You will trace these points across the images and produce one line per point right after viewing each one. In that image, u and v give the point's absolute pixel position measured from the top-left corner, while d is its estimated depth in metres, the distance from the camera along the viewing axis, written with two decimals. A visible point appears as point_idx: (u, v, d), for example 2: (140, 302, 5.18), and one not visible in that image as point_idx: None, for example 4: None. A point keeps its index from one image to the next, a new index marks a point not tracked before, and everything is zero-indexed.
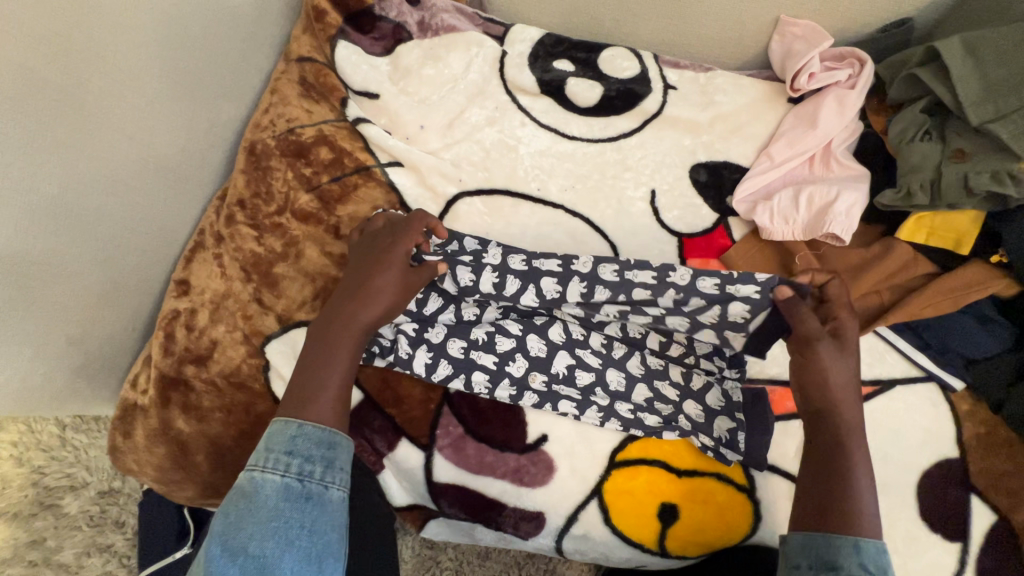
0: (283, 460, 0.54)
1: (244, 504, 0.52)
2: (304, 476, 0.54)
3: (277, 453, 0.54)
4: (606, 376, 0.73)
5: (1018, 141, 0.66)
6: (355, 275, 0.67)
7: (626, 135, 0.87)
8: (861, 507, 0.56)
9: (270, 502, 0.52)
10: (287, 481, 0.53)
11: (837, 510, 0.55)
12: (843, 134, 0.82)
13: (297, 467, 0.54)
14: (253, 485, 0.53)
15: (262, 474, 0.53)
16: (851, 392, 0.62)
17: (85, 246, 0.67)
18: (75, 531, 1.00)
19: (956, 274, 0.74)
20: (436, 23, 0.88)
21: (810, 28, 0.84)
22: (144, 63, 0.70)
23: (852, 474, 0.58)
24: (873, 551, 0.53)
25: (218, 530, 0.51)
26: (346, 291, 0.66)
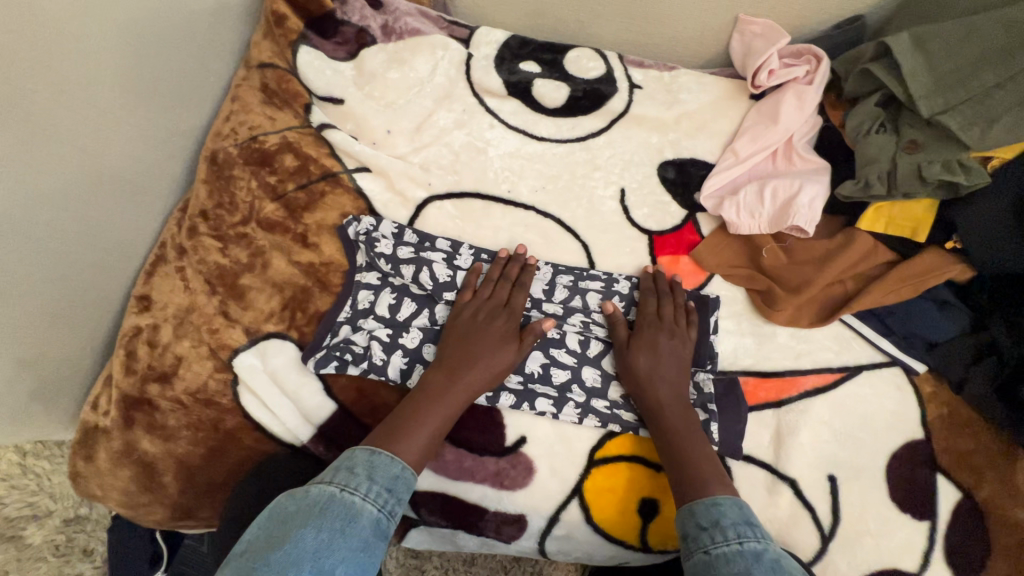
0: (383, 494, 0.55)
1: (341, 524, 0.51)
2: (389, 515, 0.55)
3: (379, 486, 0.55)
4: (582, 373, 0.73)
5: (966, 131, 0.68)
6: (468, 340, 0.68)
7: (594, 135, 0.87)
8: (693, 472, 0.62)
9: (362, 531, 0.52)
10: (380, 516, 0.54)
11: (676, 478, 0.63)
12: (803, 129, 0.84)
13: (390, 506, 0.55)
14: (352, 508, 0.53)
15: (363, 500, 0.54)
16: (664, 377, 0.69)
17: (35, 263, 0.64)
18: (39, 562, 0.96)
19: (914, 261, 0.76)
20: (400, 27, 0.87)
21: (768, 27, 0.86)
22: (92, 71, 0.67)
23: (678, 446, 0.65)
24: (702, 508, 0.58)
25: (308, 546, 0.49)
26: (479, 353, 0.67)
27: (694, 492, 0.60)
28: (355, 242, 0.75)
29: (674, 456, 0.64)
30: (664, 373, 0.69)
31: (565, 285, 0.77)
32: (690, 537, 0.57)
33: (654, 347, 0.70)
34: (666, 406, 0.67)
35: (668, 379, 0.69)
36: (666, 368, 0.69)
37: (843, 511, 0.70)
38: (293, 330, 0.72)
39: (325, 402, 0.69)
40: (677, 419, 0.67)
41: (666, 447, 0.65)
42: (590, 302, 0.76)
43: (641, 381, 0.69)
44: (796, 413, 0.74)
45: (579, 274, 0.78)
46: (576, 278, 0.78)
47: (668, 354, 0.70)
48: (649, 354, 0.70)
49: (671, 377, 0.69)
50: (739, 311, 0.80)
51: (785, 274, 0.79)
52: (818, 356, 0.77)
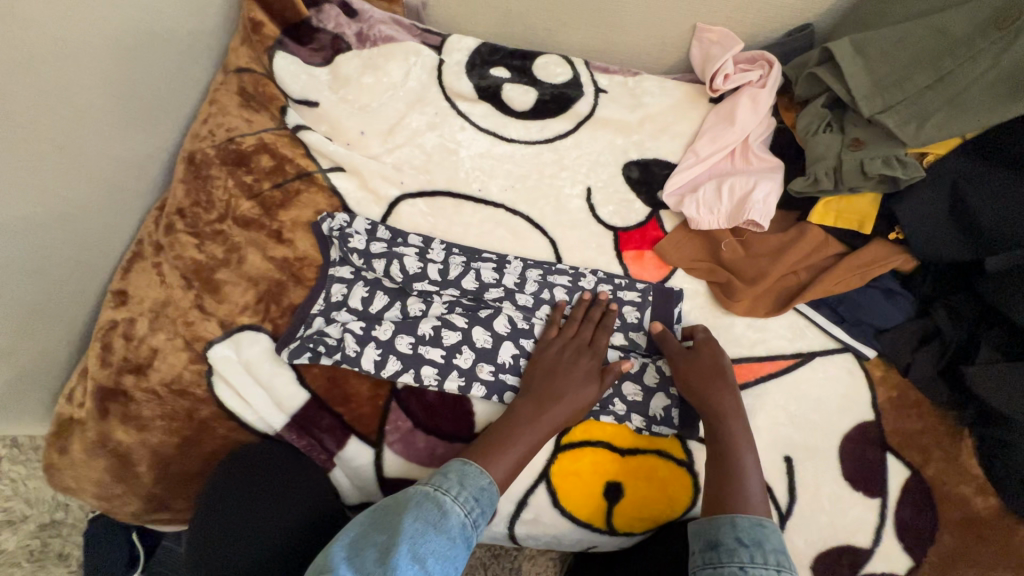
0: (470, 500, 0.57)
1: (434, 520, 0.53)
2: (475, 525, 0.56)
3: (468, 493, 0.57)
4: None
5: (903, 129, 0.73)
6: (560, 371, 0.71)
7: (561, 137, 0.91)
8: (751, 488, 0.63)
9: (451, 532, 0.53)
10: (467, 522, 0.55)
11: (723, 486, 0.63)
12: (758, 130, 0.88)
13: (476, 515, 0.56)
14: (442, 505, 0.55)
15: (451, 500, 0.56)
16: (728, 395, 0.71)
17: (14, 257, 0.66)
18: (14, 568, 0.95)
19: (861, 252, 0.80)
20: (374, 34, 0.91)
21: (724, 35, 0.91)
22: (72, 72, 0.69)
23: (736, 462, 0.65)
24: (747, 525, 0.58)
25: (406, 531, 0.52)
26: (567, 385, 0.70)
27: (737, 504, 0.61)
28: (328, 238, 0.78)
29: (726, 469, 0.65)
30: (731, 393, 0.71)
31: (535, 277, 0.80)
32: (727, 547, 0.56)
33: (720, 365, 0.73)
34: (727, 424, 0.69)
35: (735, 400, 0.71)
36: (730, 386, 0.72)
37: (798, 491, 0.73)
38: (267, 323, 0.74)
39: (298, 392, 0.71)
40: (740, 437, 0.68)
41: (725, 461, 0.65)
42: (555, 291, 0.79)
43: (713, 393, 0.71)
44: (753, 398, 0.77)
45: (550, 268, 0.82)
46: (544, 271, 0.81)
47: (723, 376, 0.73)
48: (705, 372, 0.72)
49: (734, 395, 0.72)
50: (700, 303, 0.84)
51: (743, 266, 0.83)
52: (775, 343, 0.81)
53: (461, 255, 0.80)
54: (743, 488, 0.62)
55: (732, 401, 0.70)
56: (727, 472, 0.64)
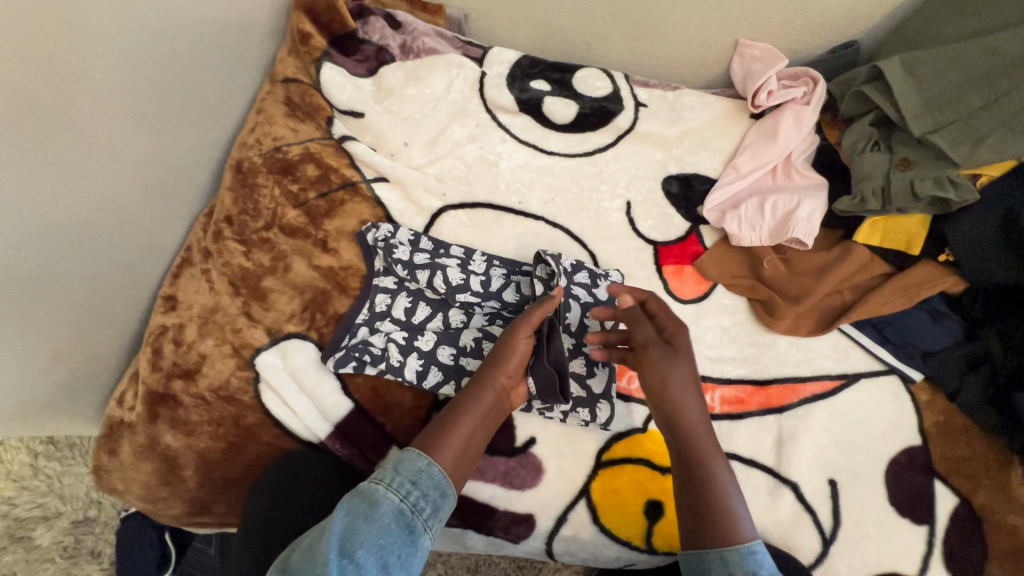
0: (405, 486, 0.54)
1: (364, 512, 0.51)
2: (416, 509, 0.53)
3: (403, 478, 0.55)
4: (589, 378, 0.75)
5: (954, 149, 0.72)
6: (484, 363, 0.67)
7: (601, 150, 0.91)
8: (727, 509, 0.57)
9: (383, 519, 0.51)
10: (403, 507, 0.52)
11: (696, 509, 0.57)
12: (802, 146, 0.88)
13: (415, 498, 0.53)
14: (374, 496, 0.52)
15: (384, 490, 0.53)
16: (692, 394, 0.63)
17: (72, 261, 0.68)
18: (47, 564, 0.97)
19: (907, 273, 0.79)
20: (418, 46, 0.92)
21: (767, 51, 0.91)
22: (130, 82, 0.71)
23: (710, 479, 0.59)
24: (739, 557, 0.53)
25: (334, 529, 0.49)
26: (486, 376, 0.65)
27: (720, 535, 0.55)
28: (373, 248, 0.78)
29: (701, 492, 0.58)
30: (693, 391, 0.63)
31: (582, 283, 0.79)
32: None
33: (690, 358, 0.64)
34: (696, 430, 0.61)
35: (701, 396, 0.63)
36: (698, 387, 0.63)
37: (842, 515, 0.72)
38: (312, 331, 0.75)
39: (341, 401, 0.72)
40: (709, 445, 0.61)
41: (691, 478, 0.59)
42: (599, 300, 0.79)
43: (677, 393, 0.62)
44: (796, 419, 0.77)
45: (598, 276, 0.81)
46: (591, 277, 0.80)
47: (689, 369, 0.64)
48: (665, 369, 0.63)
49: (698, 393, 0.63)
50: (742, 319, 0.83)
51: (786, 284, 0.83)
52: (818, 363, 0.80)
53: (501, 266, 0.80)
54: (716, 514, 0.56)
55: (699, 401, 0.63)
56: (692, 491, 0.58)
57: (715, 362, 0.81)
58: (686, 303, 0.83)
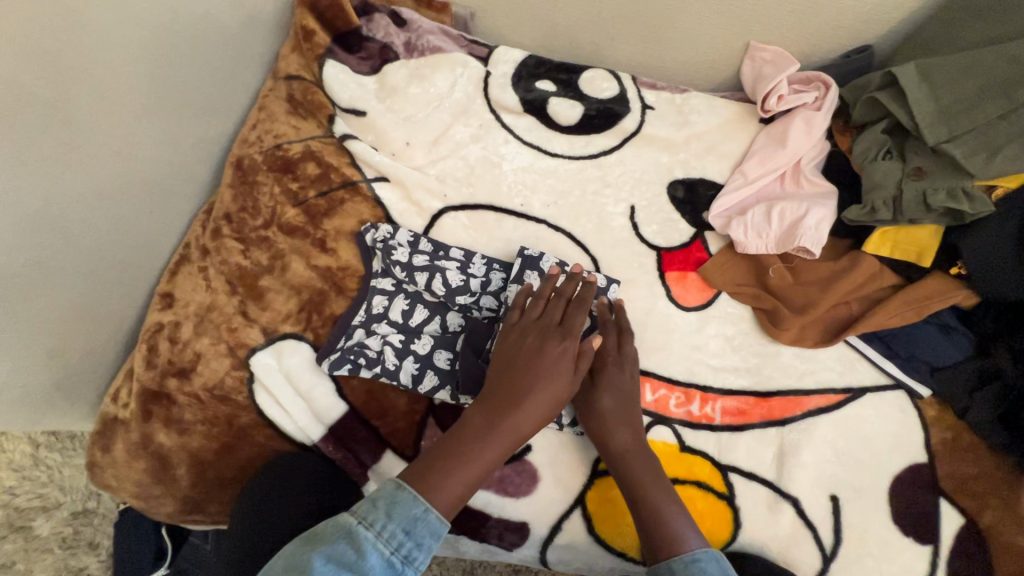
0: (397, 537, 0.52)
1: (349, 560, 0.49)
2: (406, 562, 0.51)
3: (396, 527, 0.52)
4: None
5: (971, 159, 0.70)
6: (525, 382, 0.61)
7: (606, 153, 0.90)
8: (670, 525, 0.61)
9: (370, 573, 0.49)
10: (391, 560, 0.51)
11: (648, 525, 0.61)
12: (812, 153, 0.86)
13: (407, 551, 0.51)
14: (362, 543, 0.51)
15: (374, 538, 0.51)
16: (620, 417, 0.68)
17: (70, 257, 0.68)
18: (46, 554, 0.97)
19: (917, 286, 0.77)
20: (422, 44, 0.91)
21: (778, 54, 0.89)
22: (131, 78, 0.71)
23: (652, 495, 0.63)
24: (683, 567, 0.57)
25: (315, 574, 0.48)
26: (527, 402, 0.60)
27: (669, 548, 0.59)
28: (371, 249, 0.78)
29: (648, 511, 0.62)
30: (622, 420, 0.68)
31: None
32: None
33: (614, 392, 0.69)
34: (626, 457, 0.66)
35: (628, 423, 0.68)
36: (629, 413, 0.68)
37: (843, 532, 0.70)
38: (309, 332, 0.74)
39: (336, 403, 0.72)
40: (642, 469, 0.65)
41: (632, 498, 0.64)
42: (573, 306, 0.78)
43: (603, 424, 0.67)
44: (798, 432, 0.75)
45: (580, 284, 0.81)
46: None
47: (615, 402, 0.68)
48: (588, 405, 0.69)
49: (626, 421, 0.68)
50: (745, 329, 0.82)
51: (792, 294, 0.81)
52: (823, 376, 0.78)
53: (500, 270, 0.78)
54: (663, 531, 0.60)
55: (631, 422, 0.68)
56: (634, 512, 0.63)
57: (717, 371, 0.79)
58: (689, 311, 0.82)
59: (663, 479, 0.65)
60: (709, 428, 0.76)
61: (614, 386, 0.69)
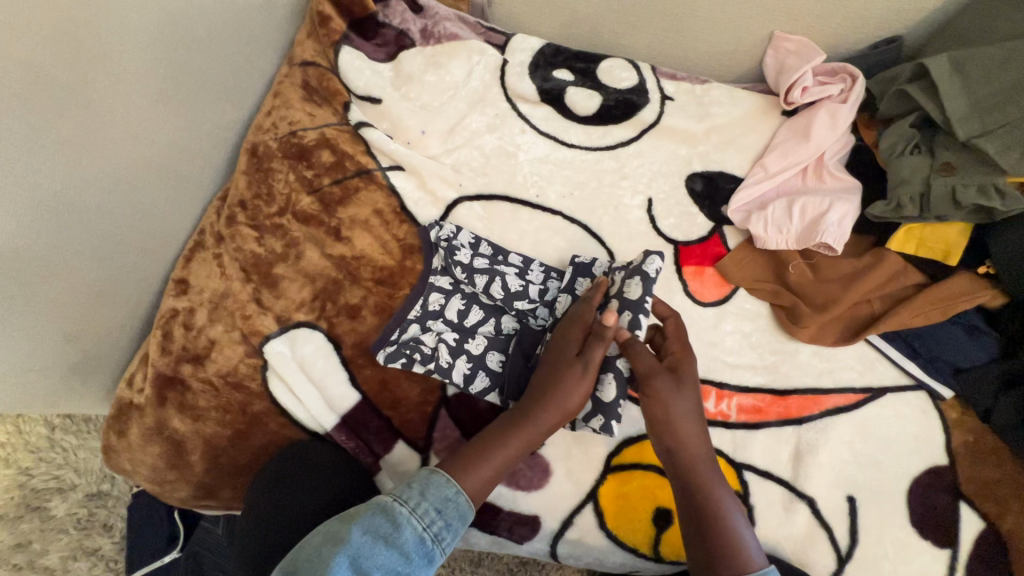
0: (431, 513, 0.54)
1: (384, 532, 0.51)
2: (436, 541, 0.53)
3: (430, 505, 0.55)
4: None
5: (1004, 155, 0.67)
6: (542, 390, 0.63)
7: (623, 144, 0.88)
8: (735, 532, 0.59)
9: (404, 546, 0.51)
10: (425, 537, 0.53)
11: (711, 536, 0.59)
12: (835, 147, 0.83)
13: (437, 529, 0.54)
14: (398, 518, 0.52)
15: (409, 514, 0.53)
16: (694, 420, 0.64)
17: (86, 242, 0.68)
18: (62, 534, 0.99)
19: (942, 285, 0.76)
20: (439, 31, 0.89)
21: (803, 44, 0.86)
22: (147, 62, 0.71)
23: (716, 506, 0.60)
24: None
25: (352, 543, 0.49)
26: (536, 411, 0.62)
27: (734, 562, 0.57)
28: (435, 245, 0.77)
29: (712, 522, 0.60)
30: (697, 424, 0.64)
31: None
32: None
33: (691, 394, 0.64)
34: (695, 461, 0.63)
35: (700, 426, 0.64)
36: (699, 417, 0.64)
37: (860, 533, 0.69)
38: (322, 321, 0.74)
39: (348, 392, 0.72)
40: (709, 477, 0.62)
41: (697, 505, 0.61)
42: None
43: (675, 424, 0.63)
44: (815, 431, 0.74)
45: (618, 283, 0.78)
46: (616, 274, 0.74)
47: (694, 405, 0.64)
48: (673, 401, 0.63)
49: (701, 423, 0.64)
50: (763, 326, 0.80)
51: (812, 291, 0.79)
52: (842, 375, 0.77)
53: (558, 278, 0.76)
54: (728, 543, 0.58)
55: (700, 426, 0.64)
56: (696, 514, 0.60)
57: (734, 368, 0.78)
58: (706, 306, 0.81)
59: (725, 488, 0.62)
60: (724, 425, 0.75)
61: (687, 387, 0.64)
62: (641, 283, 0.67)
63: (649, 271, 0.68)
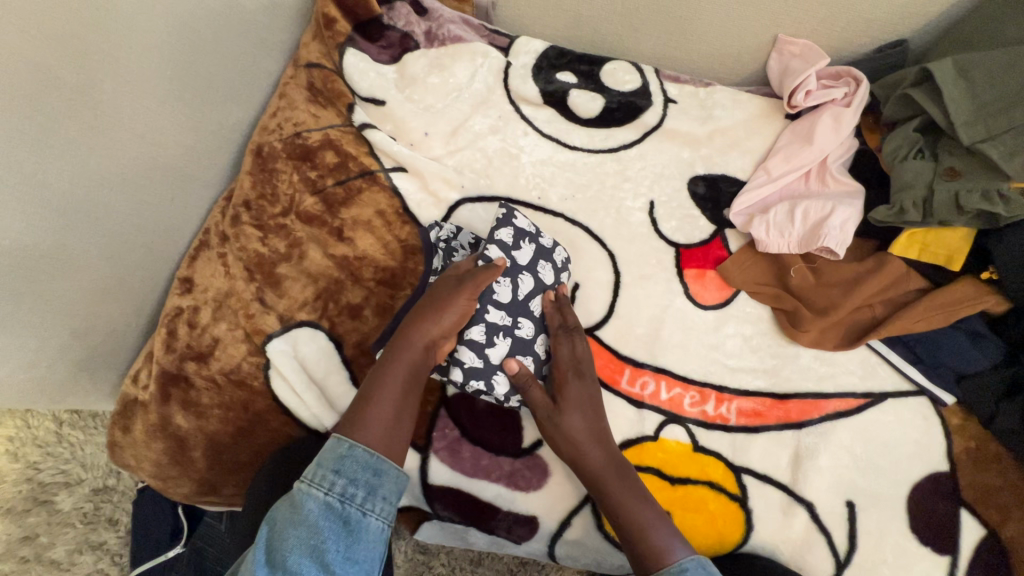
0: (329, 478, 0.56)
1: (289, 517, 0.54)
2: (345, 499, 0.55)
3: (325, 470, 0.56)
4: (489, 347, 0.69)
5: (1009, 160, 0.67)
6: (412, 317, 0.67)
7: (625, 147, 0.88)
8: (650, 532, 0.60)
9: (309, 519, 0.53)
10: (330, 501, 0.54)
11: (632, 544, 0.60)
12: (838, 150, 0.83)
13: (340, 488, 0.55)
14: (300, 498, 0.55)
15: (308, 489, 0.55)
16: (589, 435, 0.66)
17: (93, 242, 0.69)
18: (68, 528, 1.00)
19: (944, 291, 0.75)
20: (443, 33, 0.90)
21: (807, 48, 0.86)
22: (154, 64, 0.72)
23: (631, 512, 0.62)
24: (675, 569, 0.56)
25: (264, 540, 0.53)
26: (410, 343, 0.65)
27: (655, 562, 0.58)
28: (433, 246, 0.77)
29: (630, 530, 0.61)
30: (595, 435, 0.66)
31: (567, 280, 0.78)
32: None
33: (581, 409, 0.68)
34: (602, 472, 0.64)
35: (600, 439, 0.66)
36: (592, 430, 0.67)
37: (859, 539, 0.69)
38: (325, 320, 0.74)
39: (350, 391, 0.72)
40: (619, 486, 0.64)
41: (614, 520, 0.62)
42: (544, 279, 0.74)
43: (575, 445, 0.66)
44: (815, 435, 0.74)
45: (539, 244, 0.75)
46: (517, 236, 0.73)
47: (585, 421, 0.67)
48: (562, 429, 0.66)
49: (598, 436, 0.66)
50: (764, 329, 0.80)
51: (814, 295, 0.79)
52: (843, 379, 0.77)
53: (549, 263, 0.76)
54: (646, 547, 0.59)
55: (597, 439, 0.66)
56: (618, 530, 0.62)
57: (734, 371, 0.78)
58: (706, 309, 0.81)
59: (639, 492, 0.63)
60: (724, 428, 0.75)
61: (574, 405, 0.68)
62: (493, 247, 0.71)
63: (497, 238, 0.72)
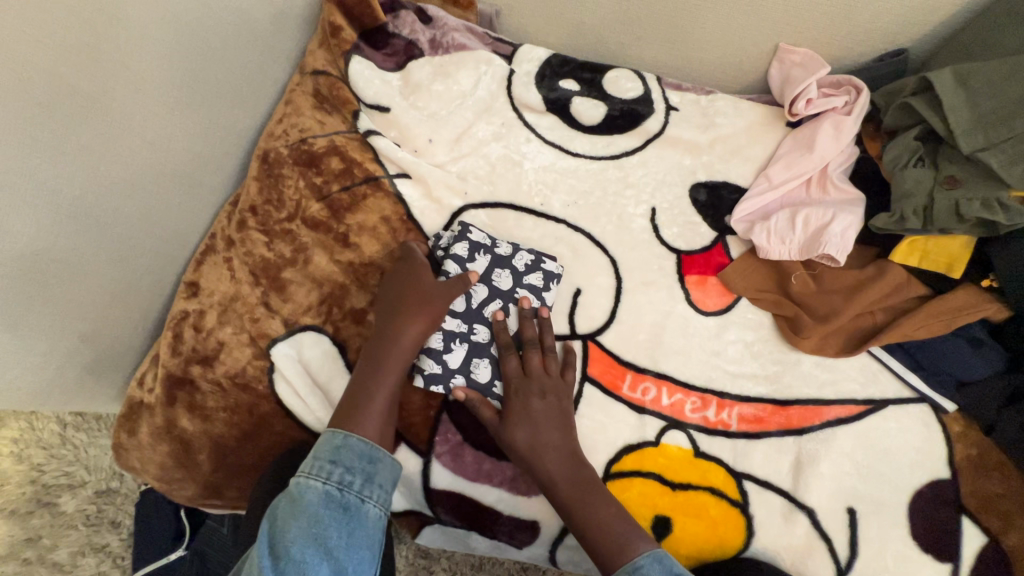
0: (326, 468, 0.60)
1: (290, 509, 0.57)
2: (344, 487, 0.60)
3: (322, 461, 0.61)
4: (445, 352, 0.72)
5: (1009, 170, 0.68)
6: (392, 316, 0.71)
7: (627, 154, 0.89)
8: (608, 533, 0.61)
9: (310, 508, 0.57)
10: (330, 489, 0.59)
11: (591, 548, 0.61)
12: (839, 159, 0.84)
13: (339, 476, 0.60)
14: (300, 490, 0.59)
15: (307, 480, 0.59)
16: (541, 446, 0.66)
17: (102, 246, 0.70)
18: (70, 530, 1.01)
19: (946, 298, 0.76)
20: (447, 41, 0.91)
21: (808, 56, 0.87)
22: (164, 72, 0.73)
23: (586, 518, 0.62)
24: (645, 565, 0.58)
25: (266, 536, 0.56)
26: (397, 341, 0.69)
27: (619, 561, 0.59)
28: (434, 254, 0.79)
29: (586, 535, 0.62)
30: (545, 444, 0.66)
31: (533, 284, 0.77)
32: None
33: (527, 422, 0.67)
34: (555, 481, 0.65)
35: (556, 448, 0.66)
36: (543, 439, 0.67)
37: (861, 546, 0.69)
38: (329, 325, 0.75)
39: None
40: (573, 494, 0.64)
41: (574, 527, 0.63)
42: (500, 286, 0.76)
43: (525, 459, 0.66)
44: (817, 442, 0.74)
45: (495, 254, 0.78)
46: (472, 248, 0.77)
47: (532, 433, 0.67)
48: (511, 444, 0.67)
49: (553, 446, 0.66)
50: (766, 335, 0.80)
51: (815, 302, 0.79)
52: (844, 386, 0.77)
53: (508, 270, 0.77)
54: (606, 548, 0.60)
55: (550, 449, 0.66)
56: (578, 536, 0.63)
57: (735, 377, 0.78)
58: (707, 315, 0.81)
59: (596, 496, 0.63)
60: (725, 435, 0.75)
61: (520, 418, 0.68)
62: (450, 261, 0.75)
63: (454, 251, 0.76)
